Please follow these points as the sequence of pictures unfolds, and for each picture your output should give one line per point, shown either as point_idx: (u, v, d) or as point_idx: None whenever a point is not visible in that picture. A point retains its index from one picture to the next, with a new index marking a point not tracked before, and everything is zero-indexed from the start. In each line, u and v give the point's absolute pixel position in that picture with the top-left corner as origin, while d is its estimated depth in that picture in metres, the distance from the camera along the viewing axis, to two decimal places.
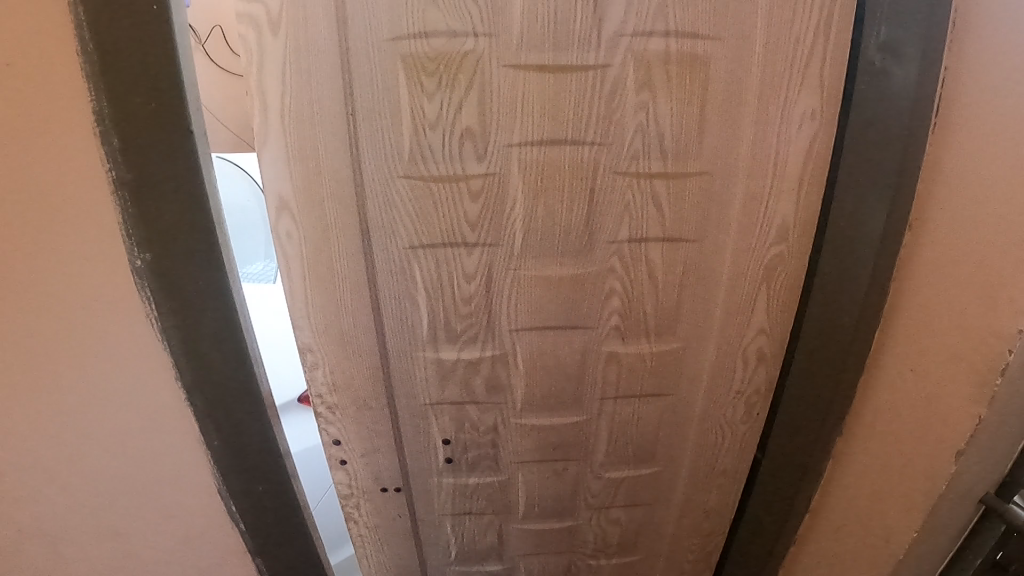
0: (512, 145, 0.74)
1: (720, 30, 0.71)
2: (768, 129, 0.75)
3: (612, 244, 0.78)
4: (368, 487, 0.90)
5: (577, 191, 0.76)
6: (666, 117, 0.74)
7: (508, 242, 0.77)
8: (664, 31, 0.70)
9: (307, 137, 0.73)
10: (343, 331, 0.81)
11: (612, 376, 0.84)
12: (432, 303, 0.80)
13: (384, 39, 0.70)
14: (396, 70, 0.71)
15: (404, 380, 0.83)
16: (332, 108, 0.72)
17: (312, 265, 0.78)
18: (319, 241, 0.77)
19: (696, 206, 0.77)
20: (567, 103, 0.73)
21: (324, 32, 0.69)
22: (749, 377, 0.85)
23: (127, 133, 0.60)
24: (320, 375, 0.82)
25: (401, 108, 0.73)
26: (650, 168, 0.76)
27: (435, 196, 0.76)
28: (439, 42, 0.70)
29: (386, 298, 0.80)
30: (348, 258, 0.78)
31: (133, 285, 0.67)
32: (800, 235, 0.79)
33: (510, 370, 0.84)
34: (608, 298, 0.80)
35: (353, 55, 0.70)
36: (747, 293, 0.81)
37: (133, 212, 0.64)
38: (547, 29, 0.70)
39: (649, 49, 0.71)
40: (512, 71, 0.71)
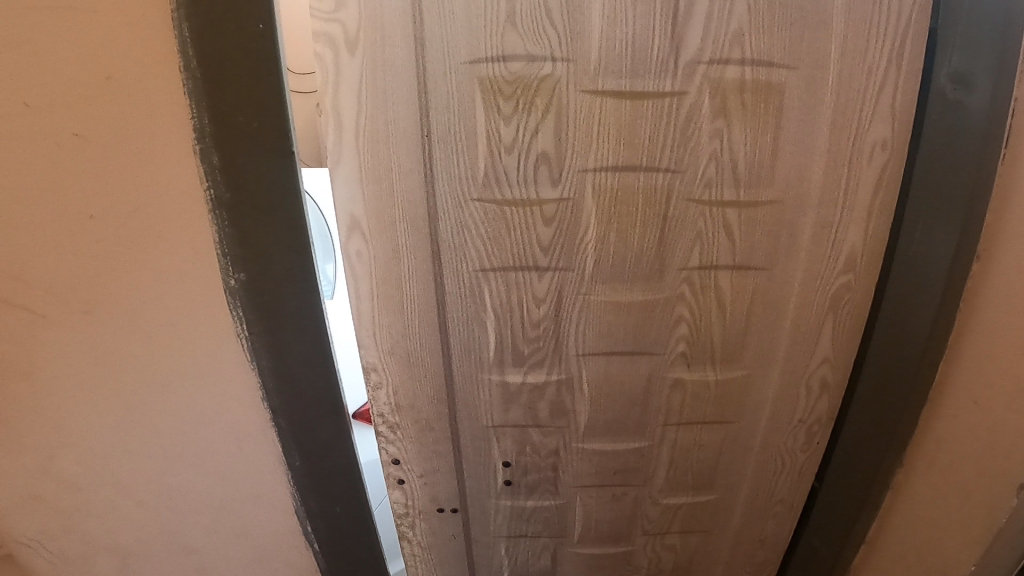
0: (586, 170, 0.75)
1: (794, 60, 0.72)
2: (841, 158, 0.75)
3: (682, 271, 0.78)
4: (424, 507, 0.90)
5: (650, 217, 0.76)
6: (740, 146, 0.75)
7: (579, 266, 0.78)
8: (740, 59, 0.71)
9: (381, 158, 0.74)
10: (409, 350, 0.81)
11: (676, 404, 0.83)
12: (500, 326, 0.80)
13: (462, 63, 0.71)
14: (472, 93, 0.72)
15: (468, 402, 0.83)
16: (407, 130, 0.73)
17: (381, 285, 0.79)
18: (390, 260, 0.78)
19: (768, 233, 0.77)
20: (644, 130, 0.74)
21: (403, 53, 0.70)
22: (812, 406, 0.85)
23: (227, 150, 0.64)
24: (383, 395, 0.83)
25: (477, 131, 0.74)
26: (723, 196, 0.76)
27: (508, 220, 0.77)
28: (517, 65, 0.71)
29: (454, 319, 0.80)
30: (418, 279, 0.79)
31: (226, 303, 0.72)
32: (866, 265, 0.79)
33: (575, 396, 0.83)
34: (676, 324, 0.80)
35: (430, 77, 0.71)
36: (813, 321, 0.80)
37: (229, 229, 0.68)
38: (623, 56, 0.71)
39: (724, 77, 0.72)
40: (589, 97, 0.72)
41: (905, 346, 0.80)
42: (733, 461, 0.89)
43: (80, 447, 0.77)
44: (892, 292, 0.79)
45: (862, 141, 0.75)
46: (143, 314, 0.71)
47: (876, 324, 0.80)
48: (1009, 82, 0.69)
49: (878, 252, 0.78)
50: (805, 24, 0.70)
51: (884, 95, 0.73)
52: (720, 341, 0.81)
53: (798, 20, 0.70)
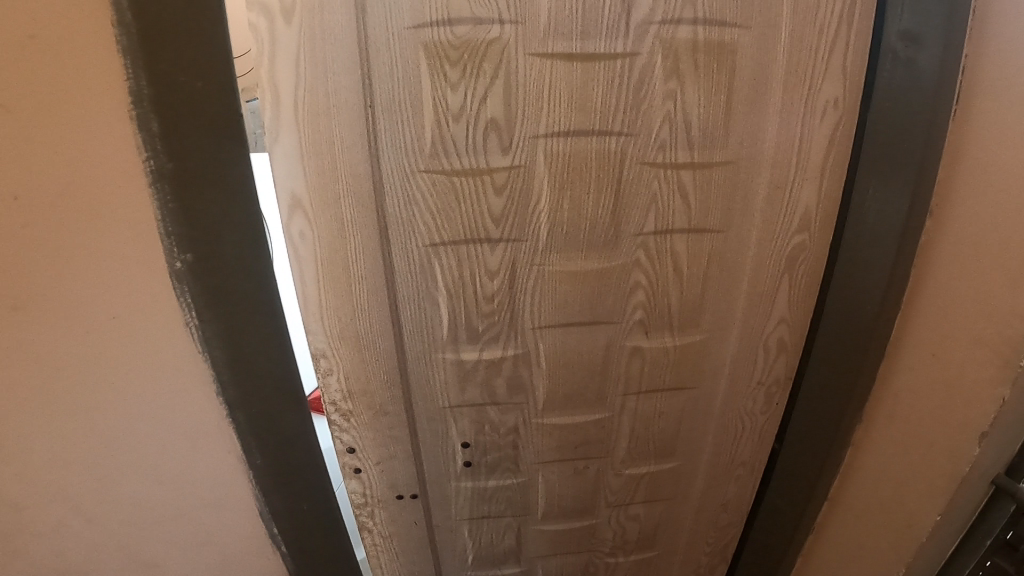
0: (537, 137, 0.73)
1: (746, 18, 0.70)
2: (794, 119, 0.75)
3: (638, 236, 0.76)
4: (382, 493, 0.87)
5: (604, 183, 0.74)
6: (694, 107, 0.73)
7: (533, 236, 0.75)
8: (692, 18, 0.69)
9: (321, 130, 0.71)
10: (359, 333, 0.78)
11: (635, 374, 0.79)
12: (452, 303, 0.77)
13: (404, 26, 0.68)
14: (417, 59, 0.69)
15: (422, 384, 0.80)
16: (349, 101, 0.71)
17: (327, 265, 0.76)
18: (335, 239, 0.75)
19: (724, 195, 0.76)
20: (596, 93, 0.72)
21: (342, 17, 0.66)
22: (771, 367, 0.84)
23: (168, 118, 0.62)
24: (334, 382, 0.80)
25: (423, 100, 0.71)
26: (677, 159, 0.74)
27: (457, 191, 0.73)
28: (463, 29, 0.68)
29: (404, 298, 0.77)
30: (365, 259, 0.75)
31: (174, 290, 0.70)
32: (821, 224, 0.78)
33: (533, 371, 0.80)
34: (633, 292, 0.77)
35: (371, 42, 0.68)
36: (770, 283, 0.79)
37: (173, 205, 0.65)
38: (573, 15, 0.68)
39: (677, 37, 0.70)
40: (539, 60, 0.71)
41: (861, 304, 0.80)
42: (693, 428, 0.88)
43: (19, 443, 0.73)
44: (847, 249, 0.78)
45: (815, 100, 0.74)
46: (84, 310, 0.68)
47: (830, 283, 0.80)
48: (958, 42, 0.69)
49: (831, 210, 0.78)
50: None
51: (836, 51, 0.72)
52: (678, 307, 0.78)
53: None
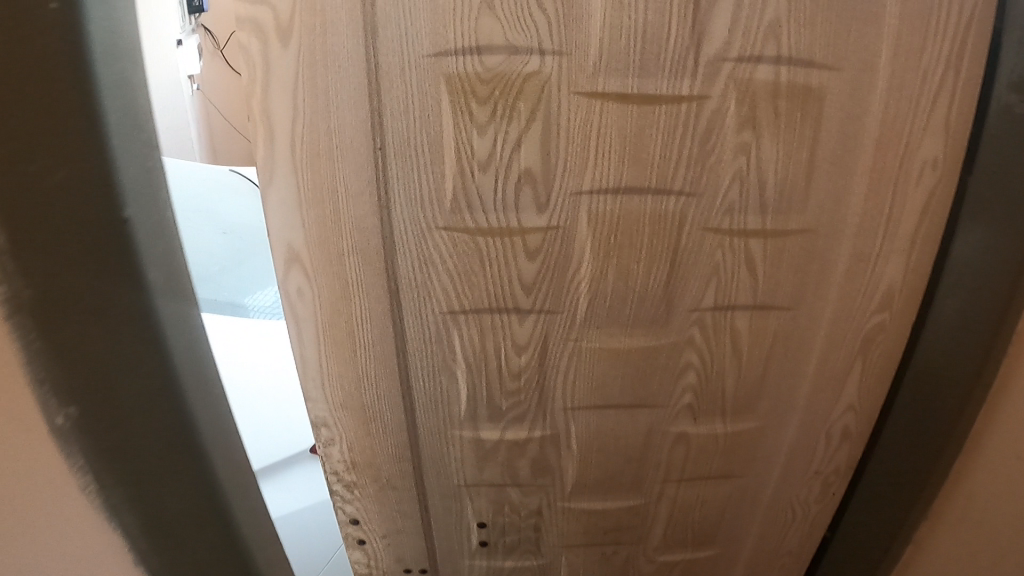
0: (581, 193, 0.61)
1: (838, 59, 0.59)
2: (885, 180, 0.63)
3: (694, 312, 0.64)
4: (389, 565, 0.78)
5: (658, 250, 0.62)
6: (771, 165, 0.62)
7: (569, 308, 0.63)
8: (775, 56, 0.59)
9: (322, 175, 0.60)
10: (366, 402, 0.68)
11: (678, 462, 0.69)
12: (472, 377, 0.66)
13: (424, 55, 0.57)
14: (438, 94, 0.58)
15: (436, 460, 0.70)
16: (357, 143, 0.59)
17: (328, 327, 0.65)
18: (338, 299, 0.64)
19: (796, 268, 0.64)
20: (653, 143, 0.60)
21: (349, 42, 0.56)
22: (830, 455, 0.72)
23: (14, 219, 0.48)
24: (337, 453, 0.70)
25: (445, 143, 0.59)
26: (745, 224, 0.63)
27: (482, 254, 0.62)
28: (495, 59, 0.57)
29: (417, 368, 0.66)
30: (371, 323, 0.65)
31: (60, 453, 0.55)
32: (903, 303, 0.66)
33: (562, 452, 0.69)
34: (683, 373, 0.66)
35: (384, 72, 0.58)
36: (840, 365, 0.68)
37: (42, 342, 0.52)
38: (632, 49, 0.57)
39: (755, 78, 0.59)
40: (586, 100, 0.58)
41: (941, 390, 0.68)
42: (738, 516, 0.78)
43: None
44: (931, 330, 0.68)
45: (913, 160, 0.62)
46: None
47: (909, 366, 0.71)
48: None
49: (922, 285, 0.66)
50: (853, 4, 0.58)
51: (941, 101, 0.60)
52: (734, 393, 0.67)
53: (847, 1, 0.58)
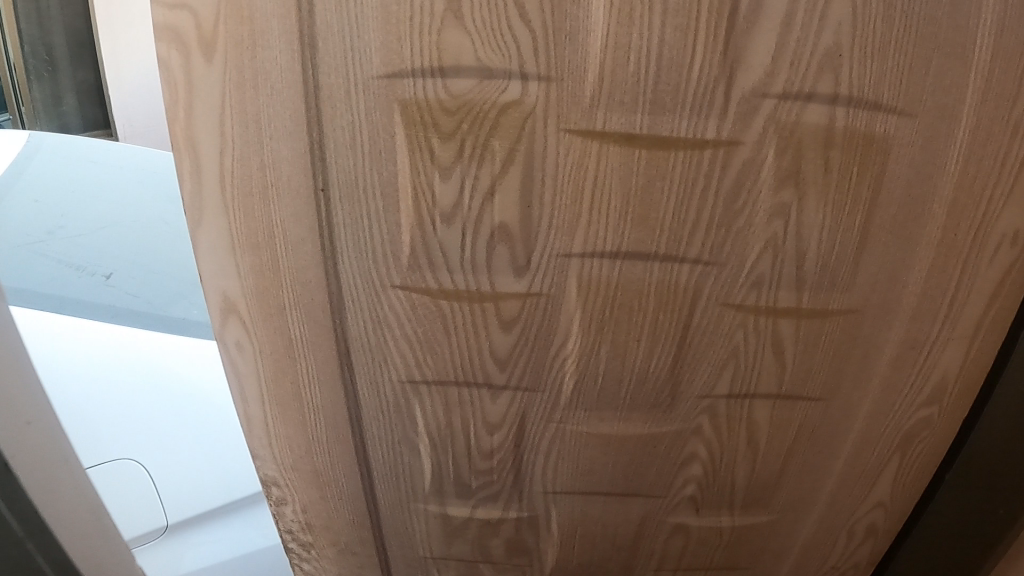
0: (572, 255, 0.48)
1: (910, 101, 0.46)
2: (950, 255, 0.51)
3: (704, 398, 0.53)
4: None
5: (664, 326, 0.51)
6: (815, 233, 0.49)
7: (552, 386, 0.52)
8: (831, 91, 0.45)
9: (256, 215, 0.49)
10: (318, 471, 0.57)
11: (674, 552, 0.60)
12: (437, 452, 0.56)
13: (375, 77, 0.45)
14: (394, 126, 0.46)
15: (399, 531, 0.60)
16: (295, 181, 0.48)
17: (271, 387, 0.54)
18: (282, 357, 0.53)
19: (833, 351, 0.53)
20: (663, 201, 0.47)
21: (282, 60, 0.45)
22: (851, 549, 0.62)
23: None
24: (289, 512, 0.59)
25: (403, 187, 0.48)
26: (775, 300, 0.50)
27: (446, 320, 0.51)
28: (466, 83, 0.45)
29: (375, 436, 0.55)
30: (321, 386, 0.53)
31: None
32: (957, 396, 0.55)
33: (543, 536, 0.59)
34: (686, 464, 0.56)
35: (326, 97, 0.46)
36: (875, 459, 0.57)
37: None
38: (640, 81, 0.44)
39: (803, 120, 0.46)
40: (579, 140, 0.46)
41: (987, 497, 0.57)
42: None
43: None
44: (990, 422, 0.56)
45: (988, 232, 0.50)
46: None
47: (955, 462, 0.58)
48: None
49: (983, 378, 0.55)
50: (934, 29, 0.45)
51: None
52: (744, 486, 0.57)
53: (927, 26, 0.45)
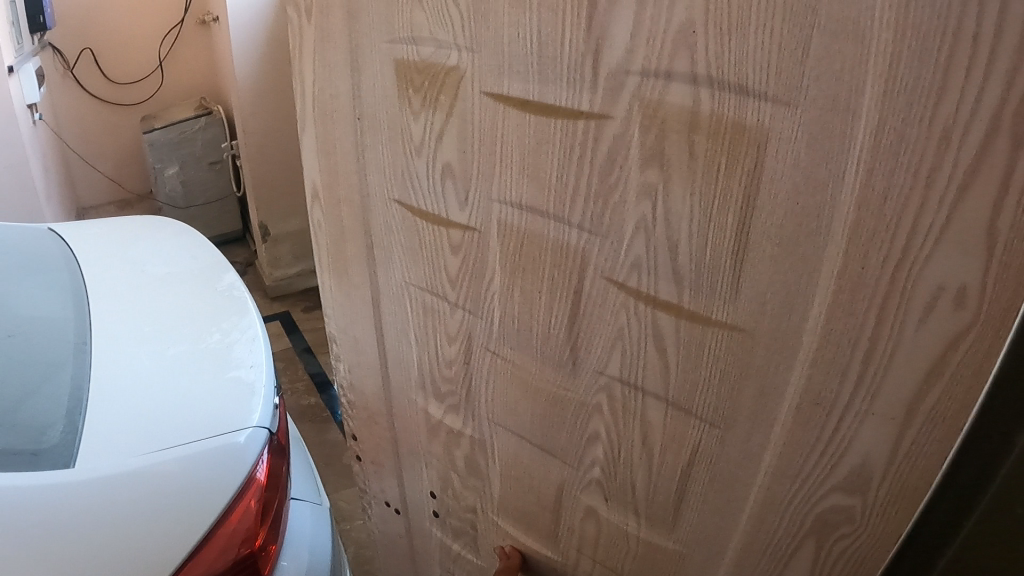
0: (492, 201, 0.55)
1: (782, 89, 0.40)
2: (857, 299, 0.43)
3: (599, 375, 0.55)
4: (376, 498, 0.83)
5: (560, 287, 0.54)
6: (684, 223, 0.47)
7: (487, 316, 0.60)
8: (689, 73, 0.43)
9: (328, 132, 0.63)
10: (358, 339, 0.72)
11: (592, 534, 0.62)
12: (421, 351, 0.66)
13: (379, 41, 0.56)
14: (392, 76, 0.56)
15: (403, 415, 0.72)
16: (345, 109, 0.61)
17: (332, 264, 0.69)
18: (338, 242, 0.67)
19: (720, 372, 0.49)
20: (550, 164, 0.51)
21: (339, 24, 0.57)
22: None
23: None
24: (341, 371, 0.75)
25: (398, 124, 0.58)
26: (657, 291, 0.50)
27: (421, 235, 0.61)
28: (426, 50, 0.54)
29: (390, 325, 0.68)
30: (360, 271, 0.67)
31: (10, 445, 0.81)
32: (884, 495, 0.45)
33: (489, 460, 0.67)
34: (592, 442, 0.58)
35: (362, 52, 0.57)
36: (781, 532, 0.51)
37: None
38: (528, 52, 0.49)
39: (667, 101, 0.45)
40: (492, 102, 0.52)
41: None
42: None
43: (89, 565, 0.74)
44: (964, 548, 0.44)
45: (910, 292, 0.41)
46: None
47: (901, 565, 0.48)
48: None
49: (921, 484, 0.44)
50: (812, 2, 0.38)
51: (966, 205, 0.37)
52: (644, 493, 0.57)
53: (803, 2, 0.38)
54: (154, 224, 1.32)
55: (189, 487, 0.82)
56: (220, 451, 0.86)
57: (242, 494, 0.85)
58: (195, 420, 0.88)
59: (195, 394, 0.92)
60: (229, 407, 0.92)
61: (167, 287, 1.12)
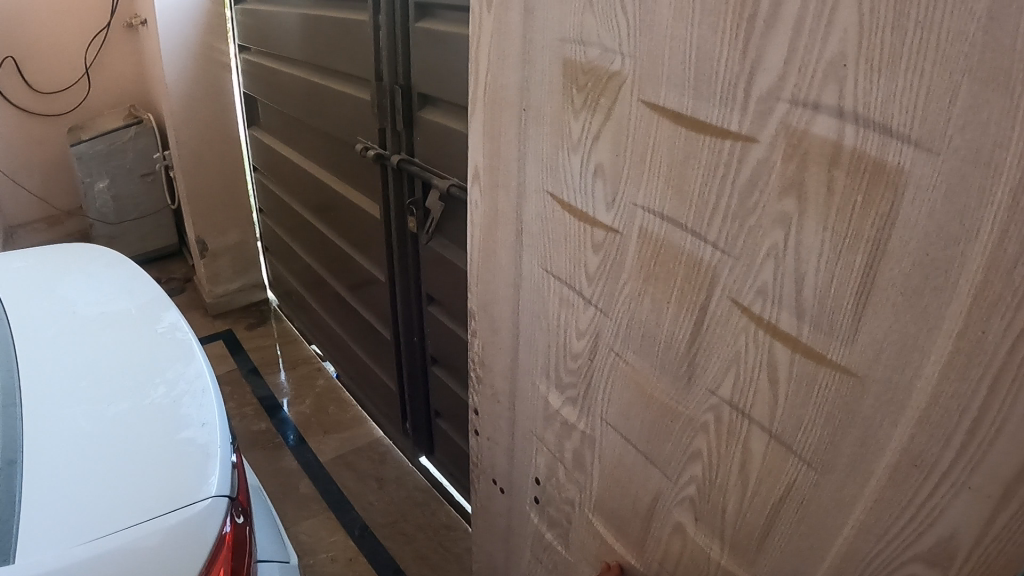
0: (637, 206, 0.56)
1: (925, 133, 0.38)
2: (974, 367, 0.39)
3: (711, 395, 0.55)
4: (485, 473, 0.89)
5: (688, 301, 0.55)
6: (813, 256, 0.45)
7: (616, 318, 0.62)
8: (835, 106, 0.41)
9: (494, 121, 0.68)
10: (492, 316, 0.78)
11: (678, 550, 0.63)
12: (553, 339, 0.70)
13: (553, 40, 0.59)
14: (558, 74, 0.59)
15: (525, 396, 0.77)
16: (511, 99, 0.65)
17: (482, 242, 0.75)
18: (490, 223, 0.73)
19: (825, 414, 0.47)
20: (693, 179, 0.51)
21: (516, 18, 0.62)
22: None
23: None
24: (475, 345, 0.82)
25: (558, 120, 0.61)
26: (777, 321, 0.49)
27: (567, 229, 0.64)
28: (593, 53, 0.56)
29: (526, 308, 0.72)
30: (507, 253, 0.72)
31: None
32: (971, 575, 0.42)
33: (593, 457, 0.69)
34: (693, 458, 0.58)
35: (533, 46, 0.61)
36: None
37: None
38: (686, 67, 0.49)
39: (813, 132, 0.43)
40: (649, 111, 0.53)
41: None
42: None
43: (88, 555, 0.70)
44: None
45: None
46: None
47: None
48: None
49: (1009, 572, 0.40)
50: (965, 47, 0.35)
51: None
52: (733, 519, 0.57)
53: (957, 45, 0.35)
54: (84, 260, 1.21)
55: (182, 529, 0.73)
56: (181, 526, 0.73)
57: (209, 564, 0.73)
58: (172, 484, 0.77)
59: (146, 456, 0.79)
60: (183, 475, 0.78)
61: (107, 332, 1.00)
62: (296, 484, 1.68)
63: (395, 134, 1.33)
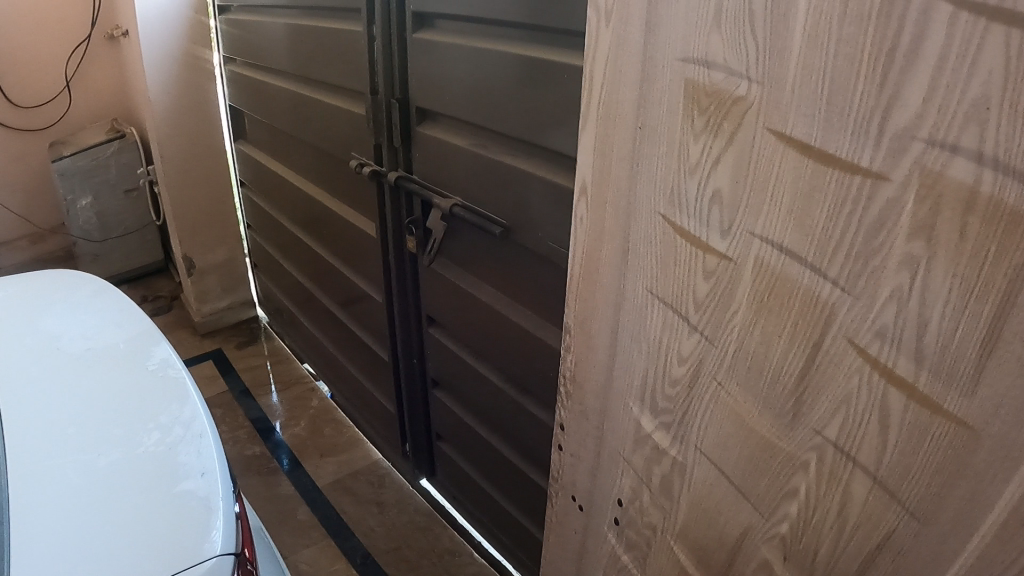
0: (754, 235, 0.55)
1: None
2: None
3: (815, 435, 0.54)
4: (564, 488, 0.90)
5: (800, 336, 0.53)
6: (938, 303, 0.44)
7: (721, 347, 0.61)
8: (973, 151, 0.40)
9: (607, 139, 0.68)
10: (590, 332, 0.78)
11: None
12: (654, 361, 0.69)
13: (677, 59, 0.58)
14: (680, 95, 0.59)
15: (615, 415, 0.77)
16: (626, 116, 0.65)
17: (586, 256, 0.76)
18: (595, 238, 0.74)
19: (936, 466, 0.46)
20: (817, 213, 0.50)
21: (638, 35, 0.62)
22: None
23: None
24: (567, 359, 0.83)
25: (674, 141, 0.60)
26: (893, 364, 0.47)
27: (678, 252, 0.63)
28: (718, 76, 0.55)
29: (625, 327, 0.72)
30: (611, 271, 0.72)
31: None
32: None
33: (683, 484, 0.69)
34: (790, 496, 0.57)
35: (655, 64, 0.61)
36: None
37: None
38: (818, 98, 0.48)
39: (948, 175, 0.41)
40: (774, 140, 0.52)
41: None
42: None
43: None
44: None
45: None
46: None
47: None
48: None
49: None
50: None
51: None
52: (825, 562, 0.56)
53: None
54: (82, 293, 1.23)
55: None
56: None
57: None
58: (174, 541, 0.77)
59: (149, 513, 0.80)
60: (184, 531, 0.78)
61: (97, 369, 1.02)
62: (293, 512, 1.70)
63: (390, 148, 1.33)
